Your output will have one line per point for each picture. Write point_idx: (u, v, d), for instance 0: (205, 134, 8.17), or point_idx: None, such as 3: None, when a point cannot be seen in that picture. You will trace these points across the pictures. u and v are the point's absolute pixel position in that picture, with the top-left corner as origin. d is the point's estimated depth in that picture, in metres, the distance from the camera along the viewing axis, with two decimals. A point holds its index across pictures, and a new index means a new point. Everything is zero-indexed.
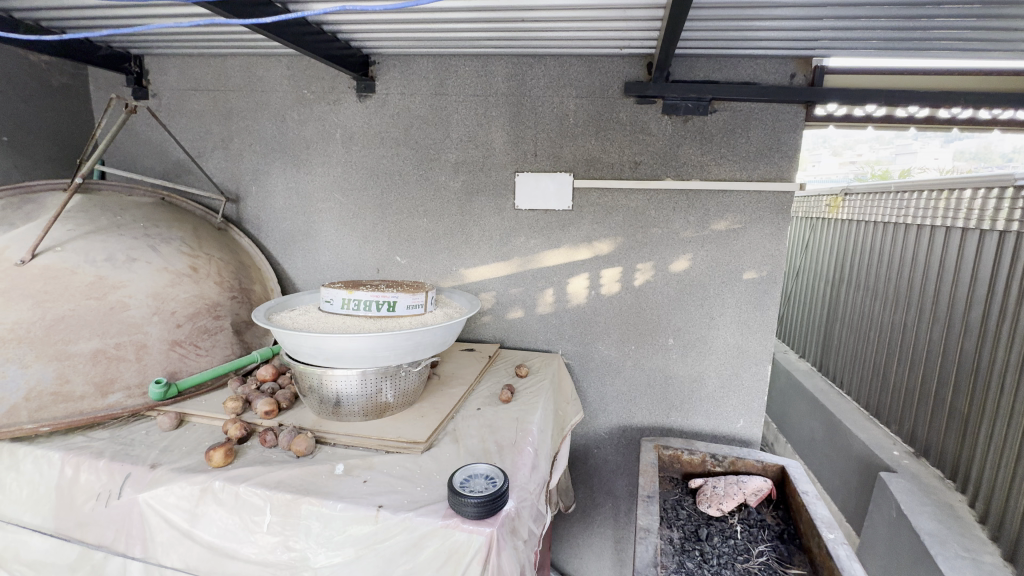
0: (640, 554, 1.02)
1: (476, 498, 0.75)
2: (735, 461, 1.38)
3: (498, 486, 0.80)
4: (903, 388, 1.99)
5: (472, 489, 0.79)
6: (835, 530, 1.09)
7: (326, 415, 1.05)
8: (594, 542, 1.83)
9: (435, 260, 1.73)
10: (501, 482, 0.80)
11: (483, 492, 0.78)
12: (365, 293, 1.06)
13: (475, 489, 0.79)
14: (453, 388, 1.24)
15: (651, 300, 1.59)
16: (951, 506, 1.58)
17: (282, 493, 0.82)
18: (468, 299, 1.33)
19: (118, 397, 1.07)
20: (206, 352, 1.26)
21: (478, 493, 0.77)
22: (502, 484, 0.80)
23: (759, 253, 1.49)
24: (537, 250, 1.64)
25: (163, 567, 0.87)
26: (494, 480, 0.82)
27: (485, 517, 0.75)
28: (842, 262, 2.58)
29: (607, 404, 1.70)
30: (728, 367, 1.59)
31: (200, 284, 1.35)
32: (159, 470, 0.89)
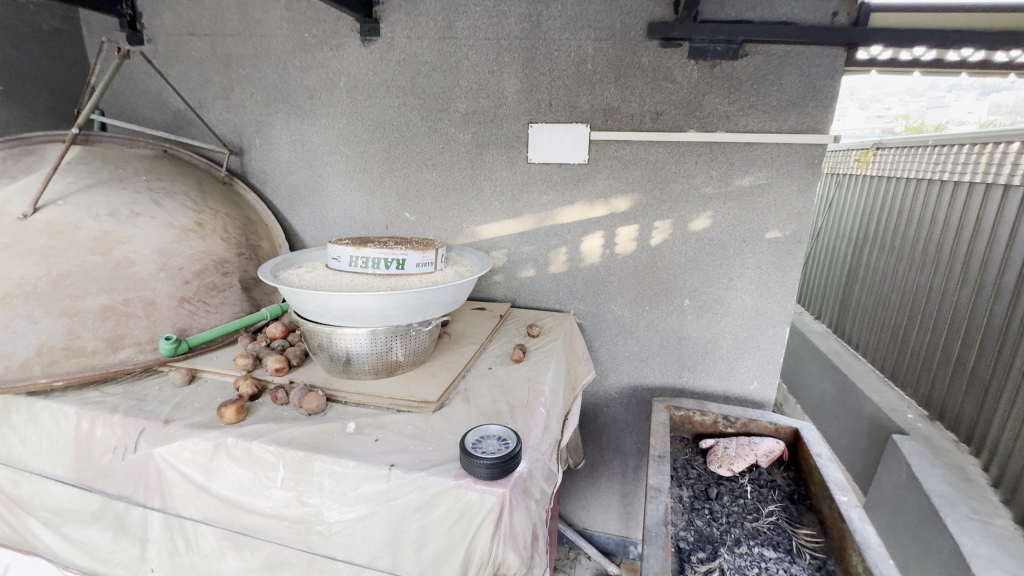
0: (650, 513, 1.02)
1: (487, 460, 0.74)
2: (748, 423, 1.37)
3: (511, 448, 0.78)
4: (923, 351, 1.95)
5: (484, 450, 0.78)
6: (848, 493, 1.09)
7: (336, 373, 1.04)
8: (601, 496, 1.87)
9: (445, 217, 1.69)
10: (514, 444, 0.79)
11: (496, 454, 0.77)
12: (373, 250, 1.02)
13: (487, 451, 0.77)
14: (464, 348, 1.22)
15: (667, 259, 1.54)
16: (964, 468, 1.57)
17: (293, 451, 0.82)
18: (479, 257, 1.30)
19: (129, 352, 1.07)
20: (215, 309, 1.24)
21: (489, 455, 0.76)
22: (515, 447, 0.78)
23: (784, 210, 1.42)
24: (551, 207, 1.58)
25: (183, 518, 0.89)
26: (507, 442, 0.81)
27: (495, 479, 0.74)
28: (868, 221, 2.48)
29: (619, 364, 1.69)
30: (745, 329, 1.55)
31: (206, 240, 1.32)
32: (172, 425, 0.89)
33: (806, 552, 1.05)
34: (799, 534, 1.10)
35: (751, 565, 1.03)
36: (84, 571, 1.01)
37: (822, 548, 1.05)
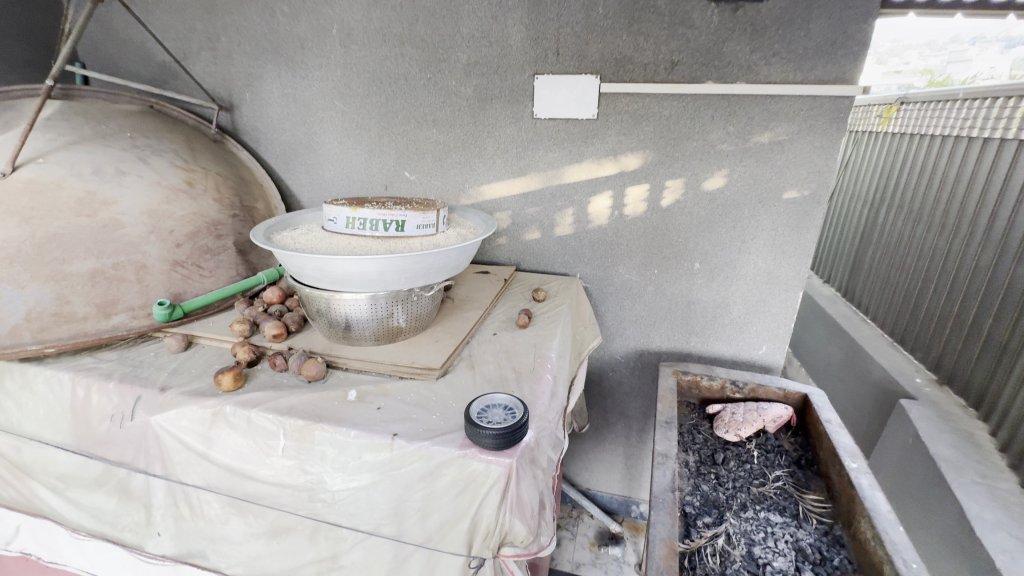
0: (658, 479, 1.01)
1: (492, 430, 0.71)
2: (756, 388, 1.35)
3: (518, 418, 0.76)
4: (937, 315, 1.91)
5: (489, 420, 0.75)
6: (858, 460, 1.07)
7: (336, 339, 1.01)
8: (605, 458, 1.88)
9: (446, 176, 1.61)
10: (521, 414, 0.76)
11: (502, 425, 0.74)
12: (371, 211, 0.97)
13: (493, 422, 0.75)
14: (468, 313, 1.19)
15: (678, 221, 1.48)
16: (971, 433, 1.56)
17: (293, 420, 0.80)
18: (483, 218, 1.24)
19: (122, 318, 1.04)
20: (210, 273, 1.20)
21: (494, 425, 0.73)
22: (522, 417, 0.75)
23: (804, 169, 1.34)
24: (557, 165, 1.51)
25: (186, 484, 0.88)
26: (513, 411, 0.78)
27: (501, 450, 0.71)
28: (886, 181, 2.38)
29: (625, 329, 1.66)
30: (756, 293, 1.51)
31: (198, 201, 1.26)
32: (168, 393, 0.87)
33: (813, 517, 1.04)
34: (806, 499, 1.09)
35: (757, 529, 1.03)
36: (93, 533, 1.02)
37: (829, 513, 1.05)
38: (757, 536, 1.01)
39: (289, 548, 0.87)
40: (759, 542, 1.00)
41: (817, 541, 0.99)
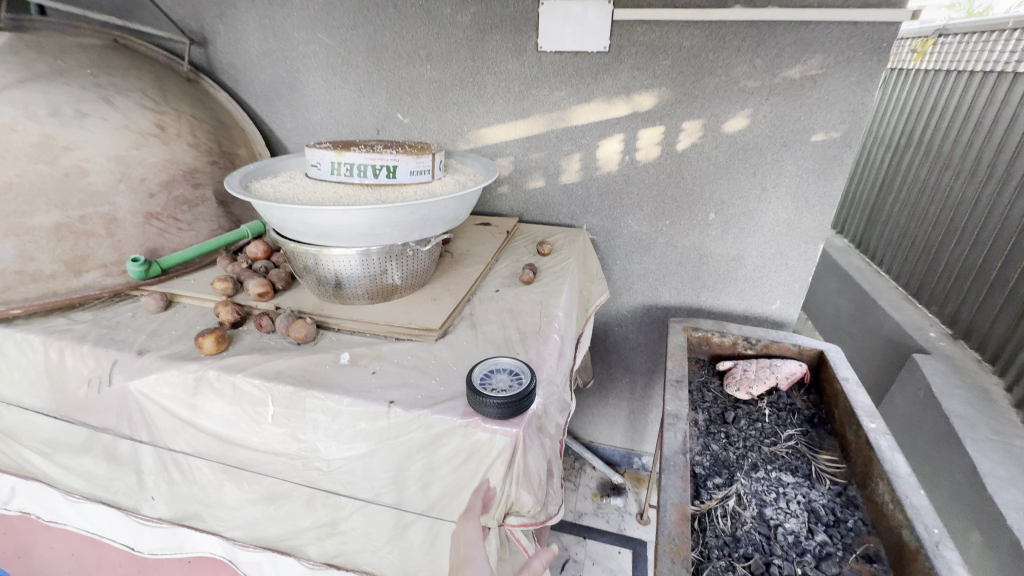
0: (668, 441, 0.97)
1: (496, 399, 0.66)
2: (769, 345, 1.29)
3: (524, 385, 0.70)
4: (957, 268, 1.83)
5: (493, 387, 0.69)
6: (877, 420, 1.02)
7: (327, 297, 0.93)
8: (608, 412, 1.87)
9: (443, 118, 1.48)
10: (527, 381, 0.70)
11: (507, 392, 0.68)
12: (358, 155, 0.86)
13: (497, 389, 0.69)
14: (468, 268, 1.11)
15: (695, 167, 1.37)
16: (986, 388, 1.52)
17: (281, 386, 0.74)
18: (484, 164, 1.13)
19: (93, 277, 0.97)
20: (188, 226, 1.11)
21: (498, 394, 0.67)
22: (529, 384, 0.69)
23: (836, 108, 1.21)
24: (564, 105, 1.38)
25: (174, 451, 0.83)
26: (520, 377, 0.72)
27: (506, 418, 0.66)
28: (914, 123, 2.21)
29: (633, 283, 1.59)
30: (774, 245, 1.42)
31: (171, 146, 1.14)
32: (146, 357, 0.80)
33: (826, 478, 1.01)
34: (819, 459, 1.06)
35: (769, 489, 1.00)
36: (87, 495, 0.99)
37: (843, 474, 1.02)
38: (769, 497, 0.98)
39: (287, 514, 0.84)
40: (770, 503, 0.97)
41: (830, 502, 0.96)
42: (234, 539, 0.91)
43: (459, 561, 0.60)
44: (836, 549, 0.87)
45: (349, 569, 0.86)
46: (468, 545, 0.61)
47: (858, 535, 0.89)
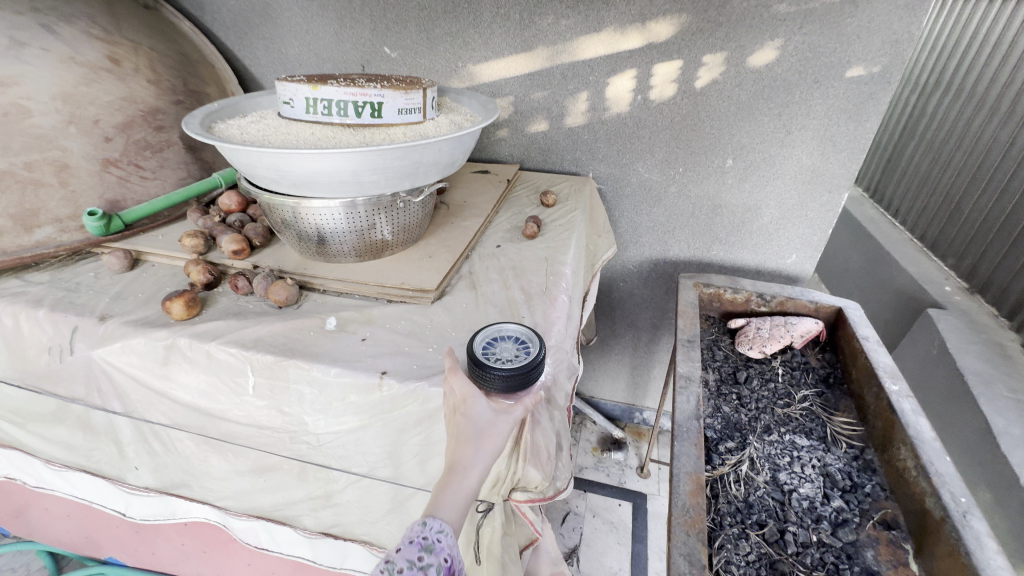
0: (681, 406, 0.92)
1: (501, 372, 0.58)
2: (785, 302, 1.22)
3: (532, 355, 0.62)
4: (980, 218, 1.74)
5: (498, 358, 0.61)
6: (899, 381, 0.96)
7: (311, 255, 0.85)
8: (610, 368, 1.83)
9: (434, 51, 1.33)
10: (536, 350, 0.62)
11: (514, 363, 0.60)
12: (336, 89, 0.74)
13: (502, 359, 0.61)
14: (466, 221, 1.01)
15: (713, 108, 1.24)
16: (1002, 344, 1.48)
17: (260, 355, 0.66)
18: (482, 102, 1.01)
19: (47, 233, 0.87)
20: (152, 174, 1.00)
21: (503, 365, 0.59)
22: (538, 354, 0.62)
23: (877, 37, 1.07)
24: (569, 36, 1.23)
25: (152, 422, 0.77)
26: (527, 346, 0.64)
27: (511, 393, 0.59)
28: (945, 60, 2.04)
29: (641, 236, 1.49)
30: (794, 195, 1.32)
31: (127, 83, 1.00)
32: (110, 323, 0.72)
33: (842, 440, 0.97)
34: (834, 421, 1.02)
35: (783, 453, 0.96)
36: (69, 464, 0.94)
37: (860, 436, 0.98)
38: (782, 461, 0.95)
39: (278, 485, 0.79)
40: (784, 467, 0.93)
41: (846, 466, 0.92)
42: (225, 508, 0.87)
43: (456, 404, 0.57)
44: (853, 515, 0.84)
45: (348, 539, 0.83)
46: (462, 391, 0.57)
47: (875, 501, 0.85)
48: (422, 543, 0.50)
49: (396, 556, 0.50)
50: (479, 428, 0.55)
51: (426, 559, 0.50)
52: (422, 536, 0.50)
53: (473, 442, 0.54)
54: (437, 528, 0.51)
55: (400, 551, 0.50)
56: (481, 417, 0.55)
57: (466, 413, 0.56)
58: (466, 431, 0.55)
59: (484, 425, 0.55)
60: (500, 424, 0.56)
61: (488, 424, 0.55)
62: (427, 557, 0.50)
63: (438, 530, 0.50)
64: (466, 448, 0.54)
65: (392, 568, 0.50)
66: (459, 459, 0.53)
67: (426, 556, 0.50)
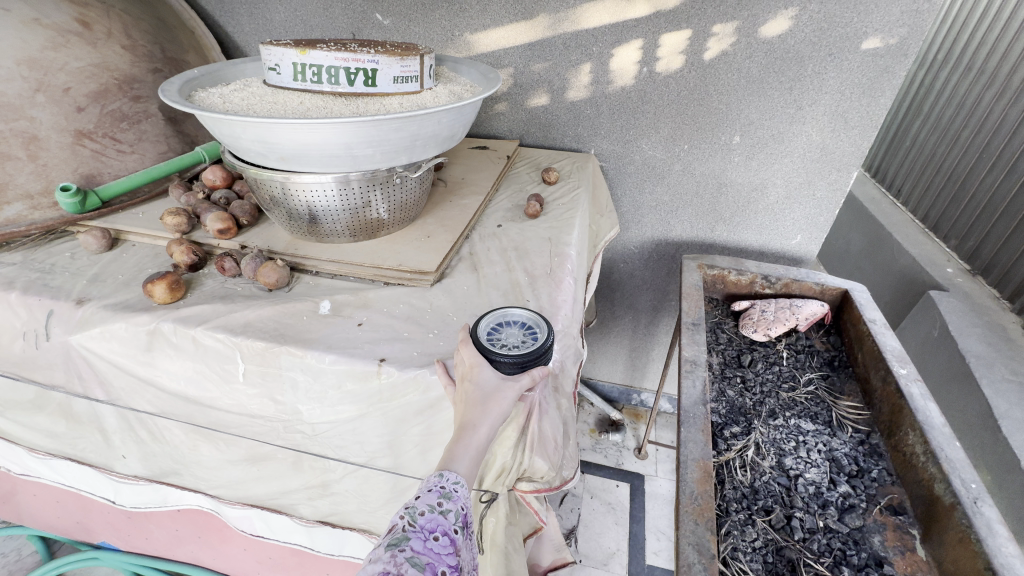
0: (687, 391, 0.89)
1: (508, 358, 0.55)
2: (790, 284, 1.20)
3: (540, 341, 0.59)
4: (985, 199, 1.72)
5: (503, 344, 0.58)
6: (908, 365, 0.94)
7: (302, 235, 0.80)
8: (609, 350, 1.81)
9: (430, 18, 1.26)
10: (543, 336, 0.59)
11: (521, 350, 0.57)
12: (325, 53, 0.69)
13: (508, 346, 0.57)
14: (465, 199, 0.96)
15: (722, 81, 1.19)
16: (1004, 327, 1.48)
17: (251, 342, 0.62)
18: (482, 73, 0.95)
19: (17, 210, 0.82)
20: (130, 148, 0.94)
21: (510, 352, 0.56)
22: (545, 341, 0.58)
23: (897, 5, 1.02)
24: (572, 3, 1.16)
25: (137, 410, 0.73)
26: (534, 332, 0.61)
27: (519, 375, 0.55)
28: (954, 36, 1.98)
29: (643, 216, 1.45)
30: (802, 174, 1.28)
31: (100, 49, 0.92)
32: (87, 307, 0.68)
33: (848, 425, 0.96)
34: (839, 405, 1.00)
35: (788, 438, 0.95)
36: (53, 452, 0.90)
37: (866, 421, 0.97)
38: (788, 446, 0.93)
39: (272, 475, 0.76)
40: (790, 453, 0.92)
41: (852, 451, 0.91)
42: (218, 496, 0.84)
43: (463, 373, 0.55)
44: (860, 500, 0.83)
45: (346, 527, 0.80)
46: (470, 359, 0.55)
47: (882, 486, 0.84)
48: (440, 490, 0.48)
49: (416, 501, 0.48)
50: (487, 392, 0.52)
51: (445, 504, 0.48)
52: (440, 485, 0.49)
53: (480, 405, 0.52)
54: (454, 479, 0.49)
55: (421, 496, 0.48)
56: (488, 383, 0.53)
57: (474, 379, 0.53)
58: (472, 396, 0.52)
59: (491, 389, 0.52)
60: (508, 391, 0.53)
61: (495, 388, 0.53)
62: (447, 503, 0.48)
63: (454, 480, 0.49)
64: (473, 412, 0.51)
65: (412, 511, 0.47)
66: (466, 422, 0.51)
67: (444, 502, 0.48)
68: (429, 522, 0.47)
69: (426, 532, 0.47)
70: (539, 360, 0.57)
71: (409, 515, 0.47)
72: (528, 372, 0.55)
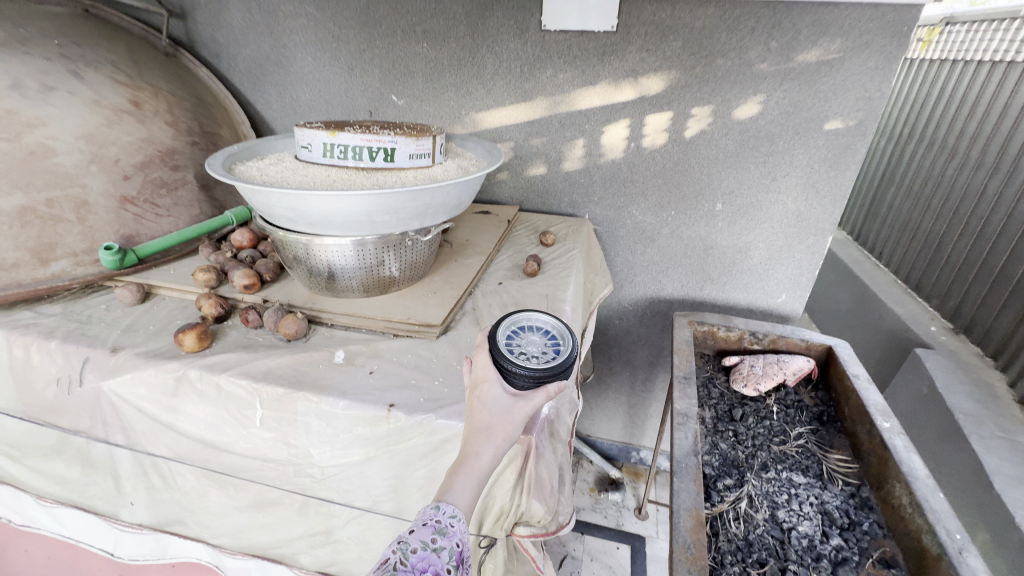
0: (679, 442, 0.93)
1: (523, 371, 0.54)
2: (777, 340, 1.26)
3: (560, 355, 0.59)
4: (961, 261, 1.81)
5: (524, 355, 0.58)
6: (891, 419, 0.98)
7: (320, 291, 0.87)
8: (607, 407, 1.83)
9: (439, 99, 1.41)
10: (564, 351, 0.60)
11: (540, 360, 0.57)
12: (352, 135, 0.80)
13: (528, 356, 0.58)
14: (469, 259, 1.05)
15: (703, 155, 1.31)
16: (990, 384, 1.52)
17: (270, 387, 0.67)
18: (486, 148, 1.06)
19: (63, 266, 0.90)
20: (167, 211, 1.04)
21: (528, 363, 0.56)
22: (565, 360, 0.58)
23: (852, 94, 1.16)
24: (567, 88, 1.31)
25: (153, 455, 0.77)
26: (556, 348, 0.61)
27: (533, 390, 0.55)
28: (917, 116, 2.18)
29: (636, 275, 1.54)
30: (782, 237, 1.37)
31: (148, 125, 1.05)
32: (121, 355, 0.74)
33: (838, 478, 0.98)
34: (829, 458, 1.03)
35: (780, 491, 0.97)
36: (61, 500, 0.92)
37: (855, 474, 0.99)
38: (781, 499, 0.95)
39: (277, 522, 0.79)
40: (782, 505, 0.94)
41: (843, 504, 0.93)
42: (220, 546, 0.86)
43: (476, 385, 0.57)
44: (852, 553, 0.84)
45: None
46: (483, 372, 0.57)
47: (874, 539, 0.86)
48: (436, 526, 0.50)
49: (410, 536, 0.50)
50: (494, 412, 0.55)
51: (439, 541, 0.50)
52: (436, 520, 0.50)
53: (484, 429, 0.55)
54: (450, 514, 0.51)
55: (415, 532, 0.50)
56: (496, 401, 0.55)
57: (484, 397, 0.56)
58: (480, 418, 0.55)
59: (497, 409, 0.55)
60: (516, 412, 0.55)
61: (502, 406, 0.55)
62: (440, 541, 0.49)
63: (451, 514, 0.51)
64: (478, 437, 0.54)
65: (405, 548, 0.49)
66: (469, 449, 0.54)
67: (438, 539, 0.50)
68: (421, 560, 0.49)
69: (417, 571, 0.48)
70: (557, 376, 0.57)
71: (402, 552, 0.49)
72: (544, 387, 0.56)
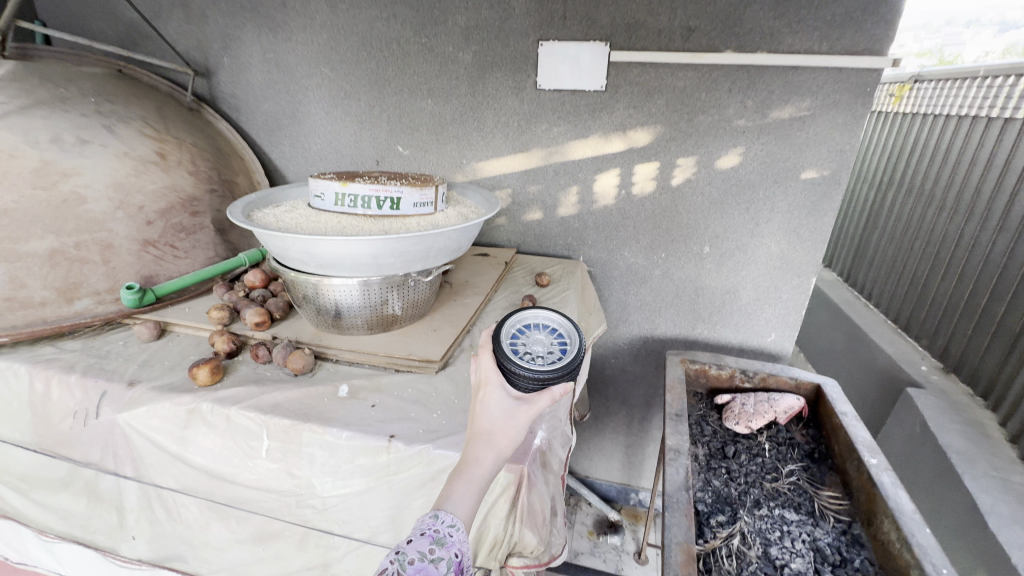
0: (670, 477, 0.95)
1: (525, 375, 0.58)
2: (767, 378, 1.29)
3: (563, 360, 0.63)
4: (946, 300, 1.86)
5: (529, 359, 0.61)
6: (878, 455, 1.01)
7: (326, 328, 0.93)
8: (605, 446, 1.83)
9: (442, 150, 1.51)
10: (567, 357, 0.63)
11: (543, 364, 0.61)
12: (362, 186, 0.87)
13: (533, 360, 0.61)
14: (468, 298, 1.10)
15: (689, 202, 1.40)
16: (981, 423, 1.54)
17: (278, 419, 0.71)
18: (485, 196, 1.14)
19: (85, 304, 0.95)
20: (185, 254, 1.10)
21: (531, 366, 0.59)
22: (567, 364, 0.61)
23: (824, 147, 1.25)
24: (562, 140, 1.41)
25: (160, 487, 0.80)
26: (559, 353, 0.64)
27: (538, 393, 0.59)
28: (895, 164, 2.30)
29: (630, 315, 1.59)
30: (768, 278, 1.44)
31: (172, 174, 1.13)
32: (137, 388, 0.78)
33: (830, 515, 1.00)
34: (821, 495, 1.04)
35: (773, 528, 0.98)
36: (62, 535, 0.93)
37: (846, 511, 1.00)
38: (773, 536, 0.97)
39: (276, 555, 0.80)
40: (775, 542, 0.95)
41: (835, 541, 0.94)
42: None
43: (481, 387, 0.61)
44: None
45: None
46: (486, 376, 0.60)
47: None
48: (433, 536, 0.53)
49: (408, 548, 0.53)
50: (494, 419, 0.59)
51: (437, 551, 0.53)
52: (433, 531, 0.54)
53: (484, 438, 0.58)
54: (449, 523, 0.54)
55: (412, 543, 0.53)
56: (496, 406, 0.59)
57: (487, 401, 0.59)
58: (482, 424, 0.59)
59: (497, 418, 0.59)
60: (517, 417, 0.58)
61: (503, 410, 0.59)
62: (438, 551, 0.53)
63: (448, 524, 0.54)
64: (479, 444, 0.58)
65: (403, 558, 0.52)
66: (471, 457, 0.58)
67: (437, 549, 0.53)
68: (419, 570, 0.51)
69: None
70: (560, 377, 0.60)
71: (400, 562, 0.52)
72: (547, 390, 0.59)
